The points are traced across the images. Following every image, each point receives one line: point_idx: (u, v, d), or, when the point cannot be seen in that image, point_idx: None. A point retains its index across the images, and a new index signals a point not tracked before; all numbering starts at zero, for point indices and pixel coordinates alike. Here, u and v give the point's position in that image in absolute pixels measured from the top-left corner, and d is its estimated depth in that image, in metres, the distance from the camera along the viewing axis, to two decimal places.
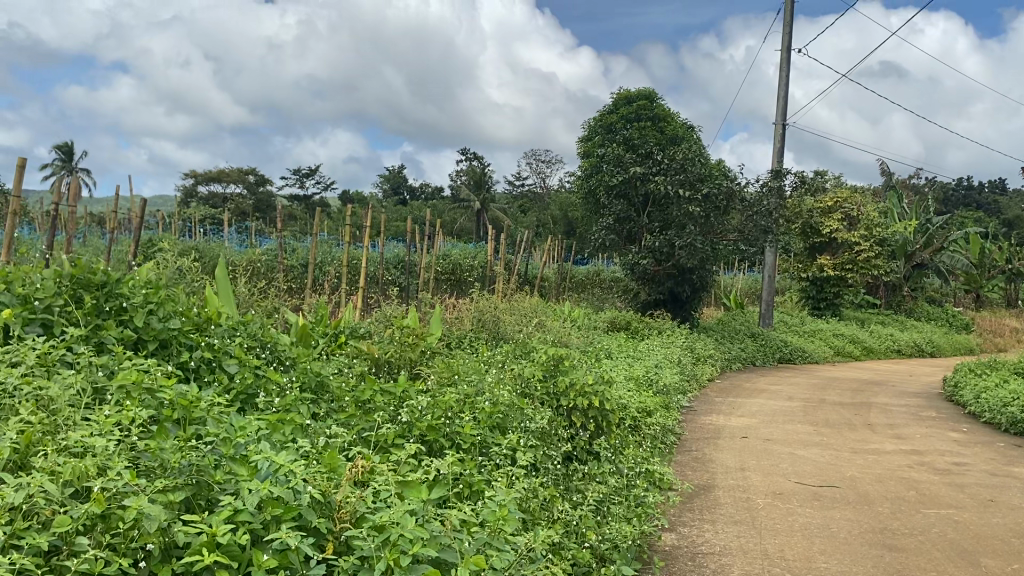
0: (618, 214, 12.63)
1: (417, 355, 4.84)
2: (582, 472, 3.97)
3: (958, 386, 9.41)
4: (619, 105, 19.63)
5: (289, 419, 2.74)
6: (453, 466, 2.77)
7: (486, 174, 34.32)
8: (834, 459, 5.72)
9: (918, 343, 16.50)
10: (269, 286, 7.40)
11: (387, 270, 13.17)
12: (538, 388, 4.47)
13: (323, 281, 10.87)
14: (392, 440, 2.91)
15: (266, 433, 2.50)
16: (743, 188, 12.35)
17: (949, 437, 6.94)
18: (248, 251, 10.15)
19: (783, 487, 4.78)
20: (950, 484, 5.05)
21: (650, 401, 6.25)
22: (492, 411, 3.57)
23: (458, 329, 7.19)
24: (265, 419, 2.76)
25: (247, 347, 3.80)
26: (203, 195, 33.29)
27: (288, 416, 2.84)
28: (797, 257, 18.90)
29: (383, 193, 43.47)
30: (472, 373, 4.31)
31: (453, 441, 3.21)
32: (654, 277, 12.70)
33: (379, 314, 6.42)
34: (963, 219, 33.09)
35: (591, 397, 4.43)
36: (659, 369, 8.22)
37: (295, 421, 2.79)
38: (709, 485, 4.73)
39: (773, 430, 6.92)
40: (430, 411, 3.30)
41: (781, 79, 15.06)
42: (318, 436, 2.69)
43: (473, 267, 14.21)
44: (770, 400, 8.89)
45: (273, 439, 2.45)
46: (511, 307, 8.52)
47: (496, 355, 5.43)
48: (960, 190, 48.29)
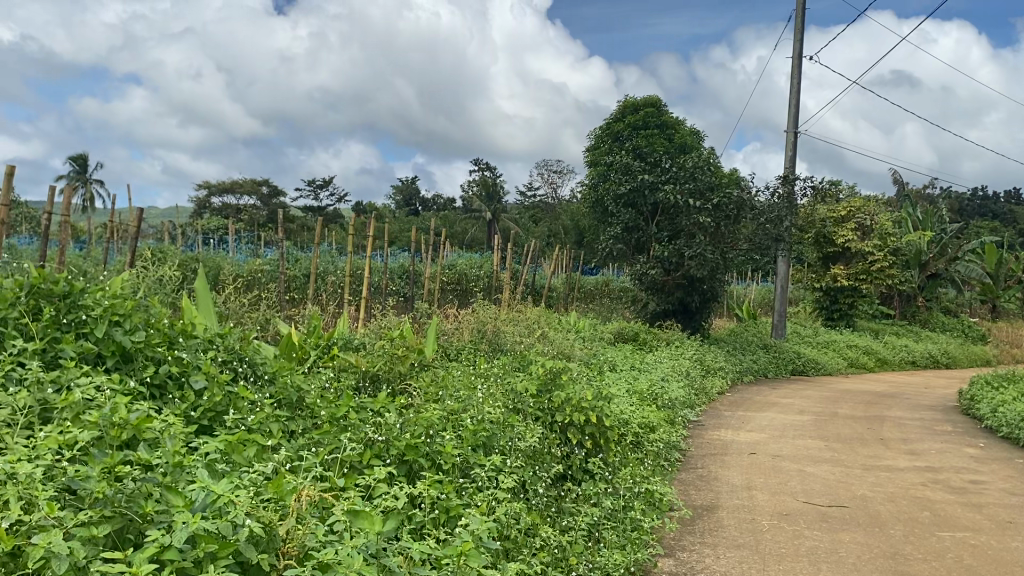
0: (627, 223, 12.43)
1: (407, 369, 4.66)
2: (574, 496, 3.78)
3: (974, 399, 9.13)
4: (626, 114, 19.44)
5: (250, 439, 2.59)
6: (426, 491, 2.60)
7: (497, 183, 34.20)
8: (844, 477, 5.48)
9: (933, 354, 16.21)
10: (266, 297, 7.25)
11: (393, 280, 13.02)
12: (530, 404, 4.27)
13: (326, 291, 10.71)
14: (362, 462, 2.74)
15: (219, 456, 2.34)
16: (753, 196, 12.10)
17: (966, 453, 6.68)
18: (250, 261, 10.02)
19: (790, 507, 4.57)
20: (966, 504, 4.81)
21: (653, 415, 6.03)
22: (476, 428, 3.38)
23: (457, 341, 7.00)
24: (223, 438, 2.61)
25: (221, 361, 3.66)
26: (216, 206, 33.30)
27: (249, 435, 2.69)
28: (810, 267, 18.65)
29: (395, 203, 43.43)
30: (460, 389, 4.11)
31: (433, 461, 3.02)
32: (664, 287, 12.41)
33: (373, 326, 6.23)
34: (978, 229, 32.79)
35: (587, 413, 4.24)
36: (665, 382, 8.00)
37: (257, 442, 2.63)
38: (712, 506, 4.52)
39: (782, 446, 6.69)
40: (409, 429, 3.13)
41: (792, 87, 14.86)
42: (279, 460, 2.52)
43: (479, 277, 14.04)
44: (781, 413, 8.65)
45: (224, 462, 2.29)
46: (514, 318, 8.33)
47: (492, 368, 5.23)
48: (976, 200, 47.83)
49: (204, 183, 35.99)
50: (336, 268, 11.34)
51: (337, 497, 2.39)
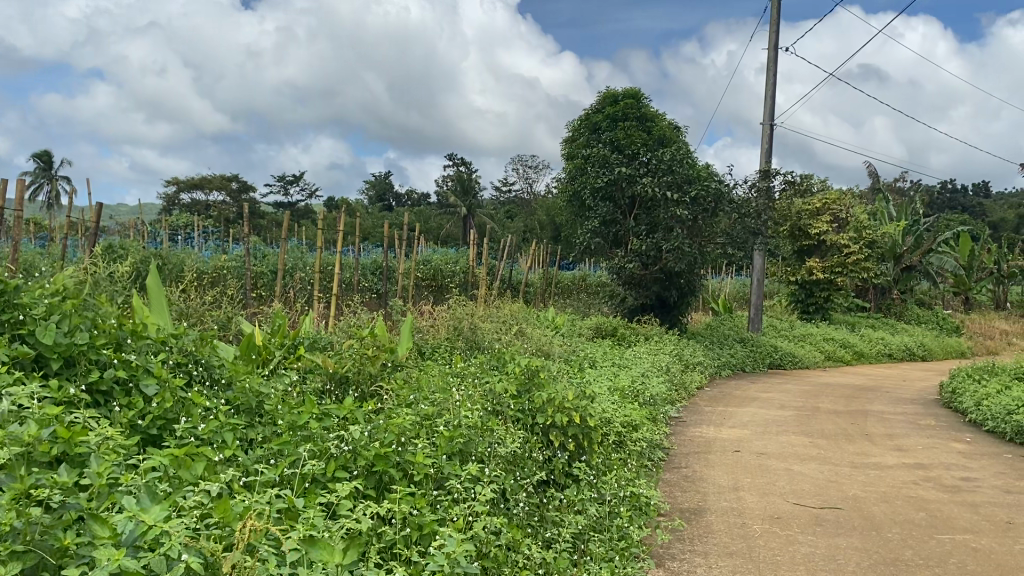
0: (604, 217, 12.20)
1: (377, 371, 4.40)
2: (559, 503, 3.54)
3: (956, 392, 9.03)
4: (605, 105, 19.25)
5: (197, 453, 2.36)
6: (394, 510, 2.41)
7: (472, 178, 33.84)
8: (834, 476, 5.29)
9: (909, 346, 16.17)
10: (228, 296, 6.93)
11: (365, 277, 12.72)
12: (508, 407, 3.99)
13: (295, 288, 10.38)
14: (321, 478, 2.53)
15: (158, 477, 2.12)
16: (731, 190, 11.92)
17: (954, 449, 6.53)
18: (215, 257, 9.68)
19: (781, 509, 4.37)
20: (961, 503, 4.64)
21: (635, 413, 5.81)
22: (451, 434, 3.09)
23: (433, 338, 6.75)
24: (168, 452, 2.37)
25: (175, 365, 3.40)
26: (185, 203, 32.71)
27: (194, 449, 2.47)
28: (786, 261, 18.55)
29: (369, 199, 42.97)
30: (436, 391, 3.83)
31: (404, 472, 2.80)
32: (640, 281, 12.25)
33: (342, 324, 5.95)
34: (949, 221, 33.01)
35: (571, 413, 3.99)
36: (646, 378, 7.79)
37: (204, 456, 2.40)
38: (699, 509, 4.32)
39: (767, 443, 6.50)
40: (378, 438, 2.90)
41: (769, 79, 14.73)
42: (228, 478, 2.30)
43: (455, 273, 13.76)
44: (763, 409, 8.46)
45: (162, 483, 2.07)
46: (489, 314, 8.06)
47: (469, 367, 4.98)
48: (947, 194, 48.17)
49: (174, 180, 35.39)
50: (306, 264, 11.02)
51: (294, 519, 2.20)
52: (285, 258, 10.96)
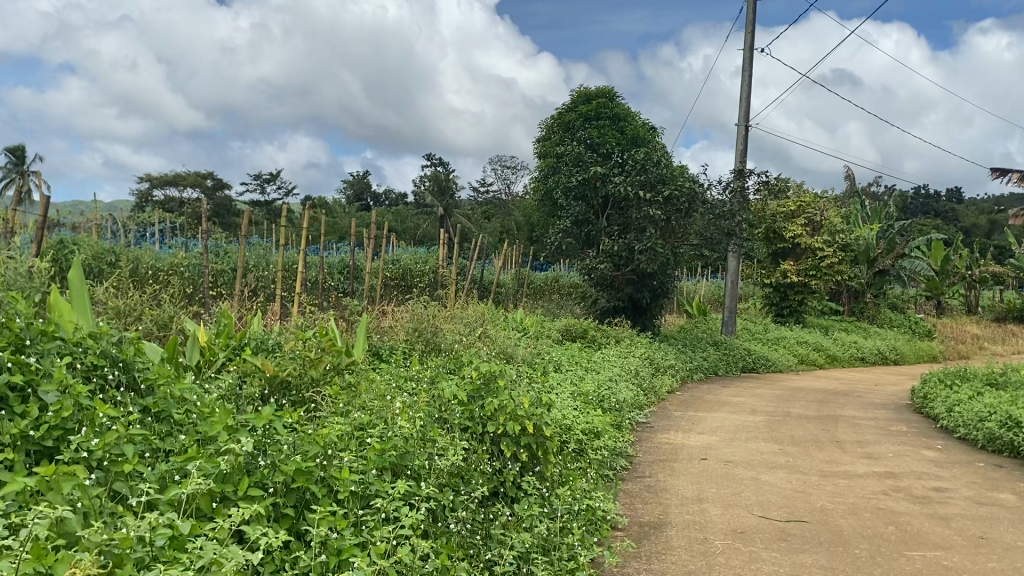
0: (576, 217, 11.96)
1: (319, 376, 4.15)
2: (506, 520, 3.29)
3: (928, 397, 8.91)
4: (578, 104, 19.04)
5: (65, 481, 2.12)
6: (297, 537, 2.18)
7: (448, 177, 33.56)
8: (801, 486, 5.09)
9: (881, 350, 16.11)
10: (175, 296, 6.62)
11: (331, 276, 12.40)
12: (455, 416, 3.70)
13: (258, 289, 10.03)
14: (218, 506, 2.27)
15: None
16: (705, 190, 11.74)
17: (925, 457, 6.36)
18: (173, 255, 9.34)
19: (745, 523, 4.16)
20: (933, 516, 4.45)
21: (598, 420, 5.58)
22: (384, 446, 2.83)
23: (391, 341, 6.47)
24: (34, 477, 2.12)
25: (86, 370, 3.10)
26: (158, 199, 32.14)
27: (71, 468, 2.21)
28: (761, 264, 18.45)
29: (346, 198, 42.50)
30: (376, 398, 3.55)
31: (326, 487, 2.55)
32: (613, 283, 12.06)
33: (294, 324, 5.66)
34: (922, 226, 33.18)
35: (524, 421, 3.72)
36: (613, 382, 7.57)
37: (75, 481, 2.15)
38: (659, 523, 4.10)
39: (734, 450, 6.31)
40: (300, 450, 2.64)
41: (744, 80, 14.63)
42: (94, 518, 2.06)
43: (425, 273, 13.45)
44: (733, 414, 8.27)
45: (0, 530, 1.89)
46: (453, 315, 7.79)
47: (422, 371, 4.73)
48: (920, 199, 48.59)
49: (146, 178, 34.79)
50: (268, 262, 10.66)
51: (176, 556, 1.98)
52: (245, 256, 10.56)
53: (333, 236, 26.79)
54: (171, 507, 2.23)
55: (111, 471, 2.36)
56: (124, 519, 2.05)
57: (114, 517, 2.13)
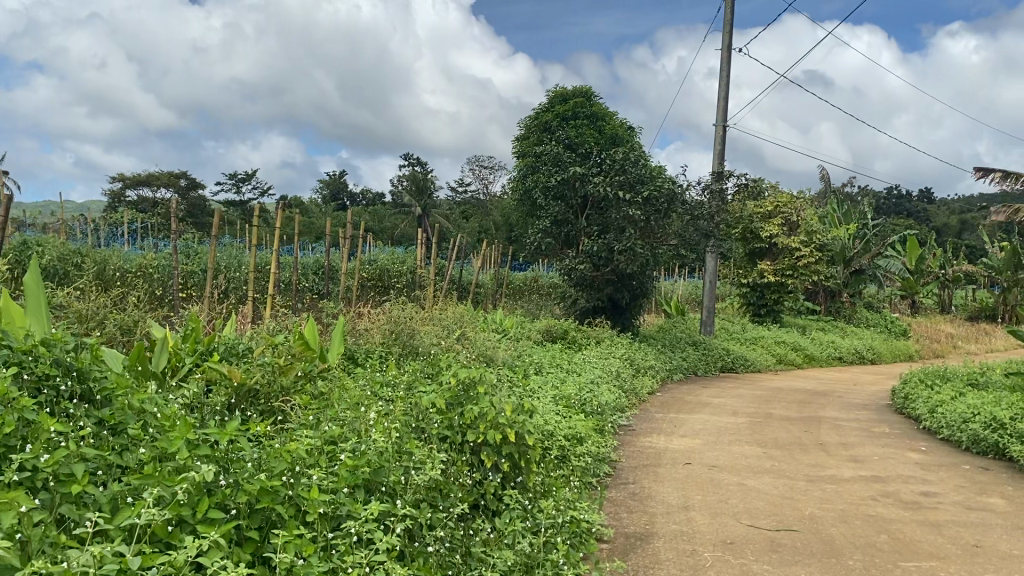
0: (555, 216, 11.80)
1: (289, 384, 3.95)
2: (486, 536, 3.13)
3: (909, 397, 8.86)
4: (556, 103, 18.95)
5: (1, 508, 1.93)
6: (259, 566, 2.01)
7: (425, 177, 33.34)
8: (788, 492, 4.96)
9: (858, 349, 16.10)
10: (142, 300, 6.37)
11: (305, 277, 12.16)
12: (433, 426, 3.52)
13: (230, 290, 9.77)
14: (175, 533, 2.08)
15: None
16: (684, 190, 11.62)
17: (910, 459, 6.27)
18: (141, 256, 9.07)
19: (734, 533, 4.03)
20: (924, 523, 4.34)
21: (581, 425, 5.43)
22: (356, 462, 2.65)
23: (367, 344, 6.29)
24: None
25: (35, 381, 2.90)
26: (131, 199, 31.63)
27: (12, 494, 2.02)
28: (738, 264, 18.40)
29: (321, 198, 42.13)
30: (349, 409, 3.37)
31: (294, 508, 2.38)
32: (592, 283, 11.92)
33: (266, 327, 5.46)
34: (896, 227, 33.42)
35: (506, 430, 3.54)
36: (594, 385, 7.43)
37: (12, 508, 1.95)
38: (645, 533, 3.96)
39: (718, 454, 6.18)
40: (266, 468, 2.47)
41: (723, 80, 14.56)
42: (31, 551, 1.87)
43: (401, 273, 13.25)
44: (714, 415, 8.16)
45: None
46: (430, 317, 7.61)
47: (398, 377, 4.56)
48: (893, 200, 49.03)
49: (119, 177, 34.25)
50: (240, 263, 10.39)
51: None
52: (216, 256, 10.28)
53: (309, 237, 26.47)
54: (120, 536, 2.03)
55: (58, 494, 2.17)
56: (65, 552, 1.86)
57: (57, 547, 1.94)
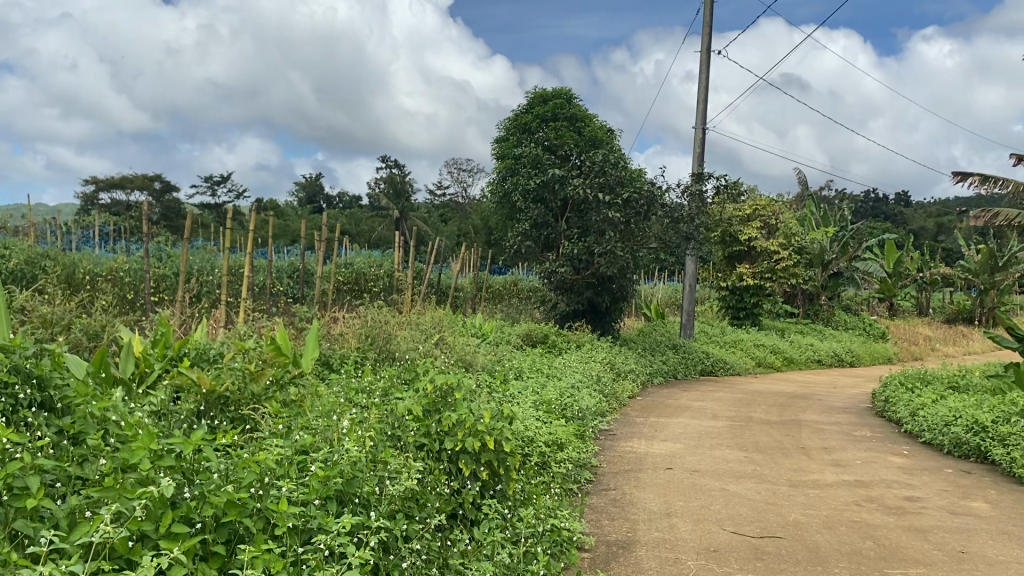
0: (535, 219, 11.74)
1: (260, 391, 3.82)
2: (464, 547, 3.03)
3: (889, 400, 8.83)
4: (535, 105, 18.89)
5: None
6: None
7: (404, 180, 33.18)
8: (771, 498, 4.88)
9: (837, 352, 16.13)
10: (109, 304, 6.21)
11: (280, 281, 11.98)
12: (409, 433, 3.40)
13: (202, 294, 9.58)
14: (136, 551, 1.95)
15: None
16: (664, 193, 11.55)
17: (892, 463, 6.22)
18: (112, 259, 8.88)
19: (717, 540, 3.94)
20: (909, 528, 4.28)
21: (561, 430, 5.34)
22: (328, 472, 2.52)
23: (342, 349, 6.16)
24: None
25: None
26: (105, 203, 31.22)
27: None
28: (717, 267, 18.39)
29: (299, 201, 41.84)
30: (321, 416, 3.25)
31: (264, 521, 2.25)
32: (572, 286, 11.85)
33: (237, 331, 5.33)
34: (872, 230, 33.66)
35: (484, 437, 3.43)
36: (575, 390, 7.34)
37: None
38: (628, 541, 3.87)
39: (699, 458, 6.11)
40: (234, 478, 2.34)
41: (702, 83, 14.54)
42: None
43: (379, 277, 13.11)
44: (694, 419, 8.09)
45: None
46: (408, 321, 7.48)
47: (373, 383, 4.44)
48: (869, 203, 49.44)
49: (93, 180, 33.79)
50: (214, 266, 10.20)
51: None
52: (189, 259, 10.10)
53: (285, 240, 26.22)
54: (76, 553, 1.89)
55: (10, 507, 2.03)
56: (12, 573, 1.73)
57: (7, 567, 1.81)
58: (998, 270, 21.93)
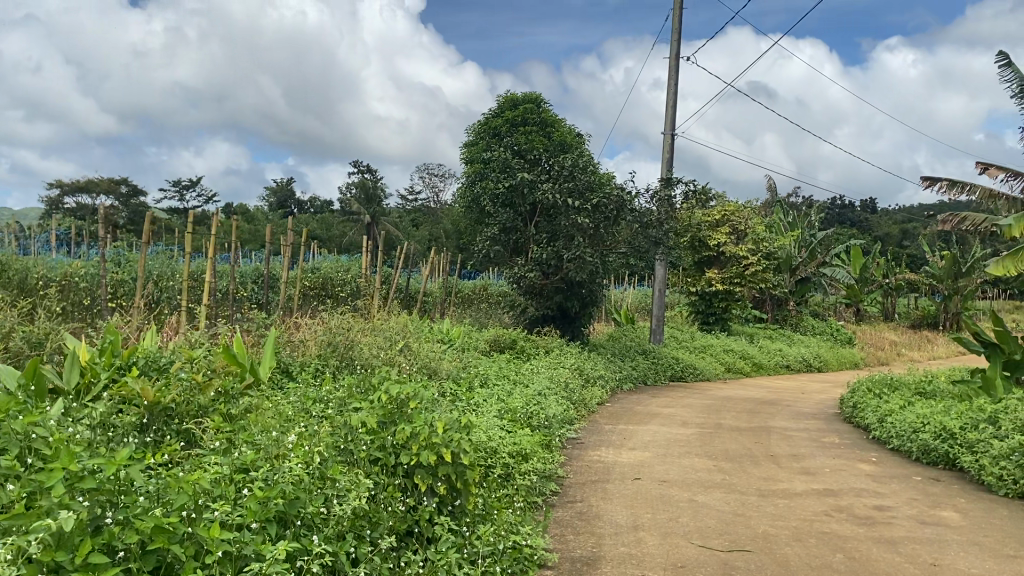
0: (504, 224, 11.59)
1: (208, 403, 3.65)
2: (418, 571, 2.89)
3: (857, 406, 8.81)
4: (505, 109, 18.82)
5: None
6: None
7: (374, 185, 32.93)
8: (740, 508, 4.78)
9: (805, 358, 16.18)
10: (61, 313, 5.96)
11: (244, 286, 11.72)
12: (362, 450, 3.25)
13: (162, 300, 9.30)
14: None
15: None
16: (633, 198, 11.48)
17: (861, 471, 6.16)
18: (67, 264, 8.59)
19: (685, 555, 3.82)
20: (880, 540, 4.19)
21: (526, 440, 5.19)
22: (269, 493, 2.37)
23: (301, 356, 5.96)
24: None
25: None
26: (70, 207, 30.62)
27: None
28: (686, 272, 18.38)
29: (269, 206, 41.34)
30: (268, 431, 3.09)
31: (193, 547, 2.09)
32: (541, 291, 11.73)
33: (192, 339, 5.12)
34: (839, 236, 34.02)
35: (441, 450, 3.27)
36: (542, 397, 7.19)
37: None
38: (593, 558, 3.73)
39: (668, 468, 5.99)
40: (164, 501, 2.18)
41: (671, 89, 14.52)
42: None
43: (347, 282, 12.87)
44: (664, 426, 7.99)
45: None
46: (372, 327, 7.30)
47: (331, 393, 4.29)
48: (836, 209, 50.00)
49: (57, 184, 33.13)
50: (175, 271, 9.94)
51: None
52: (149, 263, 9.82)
53: (252, 245, 25.86)
54: None
55: None
56: None
57: None
58: (961, 275, 22.22)
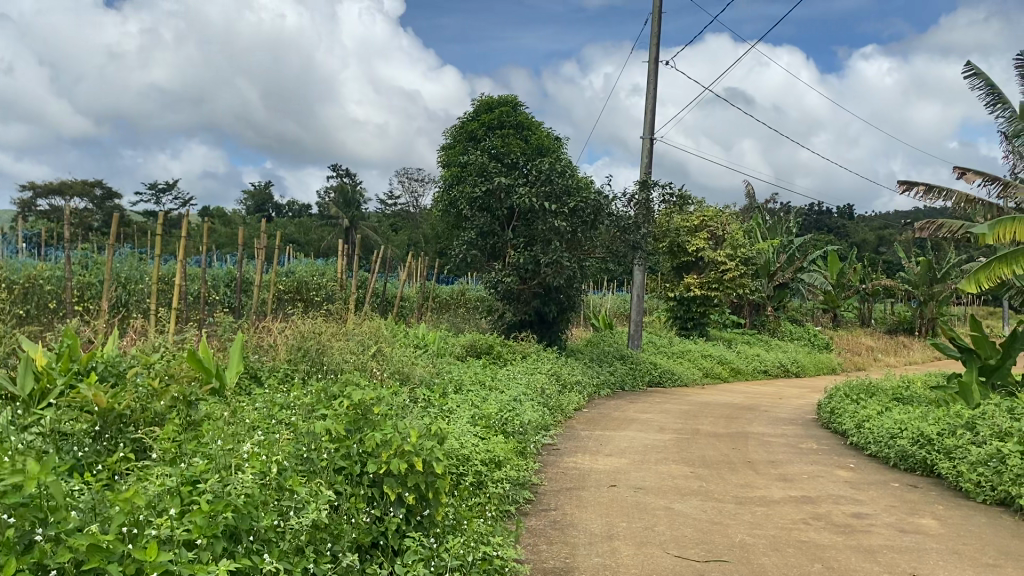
0: (481, 228, 11.44)
1: (165, 411, 3.53)
2: None
3: (835, 412, 8.76)
4: (481, 112, 18.73)
5: None
6: None
7: (353, 189, 32.72)
8: (717, 517, 4.69)
9: (783, 363, 16.18)
10: (21, 317, 5.77)
11: (215, 289, 11.51)
12: (326, 458, 3.11)
13: (130, 304, 9.09)
14: None
15: None
16: (610, 203, 11.42)
17: (839, 478, 6.10)
18: (32, 266, 8.36)
19: (660, 566, 3.71)
20: (858, 549, 4.11)
21: (499, 447, 5.06)
22: (217, 507, 2.24)
23: (270, 361, 5.80)
24: None
25: None
26: (42, 209, 30.14)
27: None
28: (664, 277, 18.35)
29: (246, 210, 40.91)
30: (224, 439, 2.96)
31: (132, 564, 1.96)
32: (518, 295, 11.61)
33: (154, 343, 4.96)
34: (816, 241, 34.21)
35: (411, 459, 3.14)
36: (517, 403, 7.07)
37: None
38: (566, 569, 3.62)
39: (644, 474, 5.89)
40: (102, 519, 2.05)
41: (649, 93, 14.47)
42: None
43: (322, 286, 12.67)
44: (641, 432, 7.89)
45: None
46: (345, 332, 7.15)
47: (297, 398, 4.16)
48: (814, 216, 50.35)
49: (28, 186, 32.63)
50: (144, 273, 9.74)
51: None
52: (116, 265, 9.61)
53: (227, 249, 25.56)
54: None
55: None
56: None
57: None
58: (937, 281, 22.38)
